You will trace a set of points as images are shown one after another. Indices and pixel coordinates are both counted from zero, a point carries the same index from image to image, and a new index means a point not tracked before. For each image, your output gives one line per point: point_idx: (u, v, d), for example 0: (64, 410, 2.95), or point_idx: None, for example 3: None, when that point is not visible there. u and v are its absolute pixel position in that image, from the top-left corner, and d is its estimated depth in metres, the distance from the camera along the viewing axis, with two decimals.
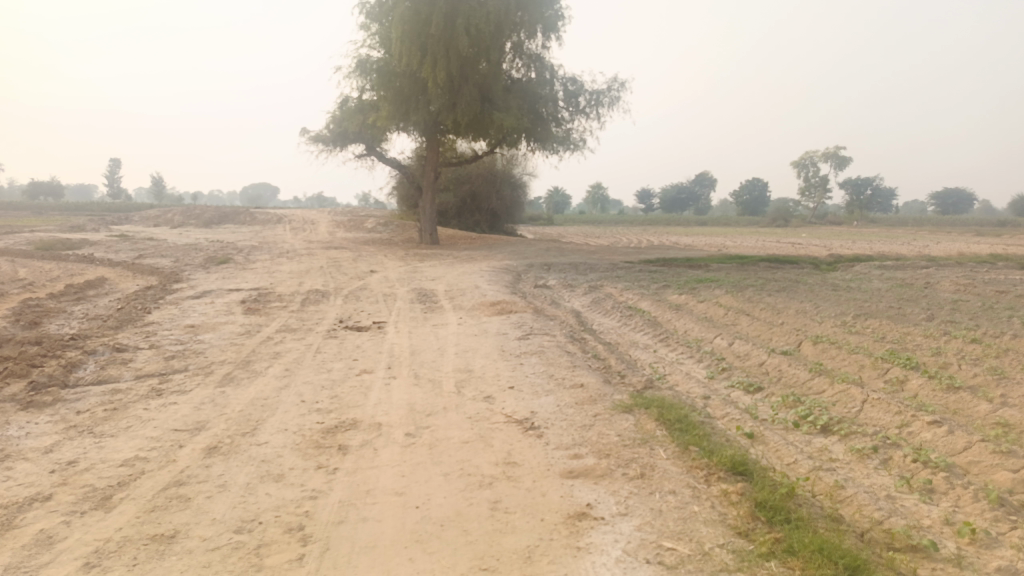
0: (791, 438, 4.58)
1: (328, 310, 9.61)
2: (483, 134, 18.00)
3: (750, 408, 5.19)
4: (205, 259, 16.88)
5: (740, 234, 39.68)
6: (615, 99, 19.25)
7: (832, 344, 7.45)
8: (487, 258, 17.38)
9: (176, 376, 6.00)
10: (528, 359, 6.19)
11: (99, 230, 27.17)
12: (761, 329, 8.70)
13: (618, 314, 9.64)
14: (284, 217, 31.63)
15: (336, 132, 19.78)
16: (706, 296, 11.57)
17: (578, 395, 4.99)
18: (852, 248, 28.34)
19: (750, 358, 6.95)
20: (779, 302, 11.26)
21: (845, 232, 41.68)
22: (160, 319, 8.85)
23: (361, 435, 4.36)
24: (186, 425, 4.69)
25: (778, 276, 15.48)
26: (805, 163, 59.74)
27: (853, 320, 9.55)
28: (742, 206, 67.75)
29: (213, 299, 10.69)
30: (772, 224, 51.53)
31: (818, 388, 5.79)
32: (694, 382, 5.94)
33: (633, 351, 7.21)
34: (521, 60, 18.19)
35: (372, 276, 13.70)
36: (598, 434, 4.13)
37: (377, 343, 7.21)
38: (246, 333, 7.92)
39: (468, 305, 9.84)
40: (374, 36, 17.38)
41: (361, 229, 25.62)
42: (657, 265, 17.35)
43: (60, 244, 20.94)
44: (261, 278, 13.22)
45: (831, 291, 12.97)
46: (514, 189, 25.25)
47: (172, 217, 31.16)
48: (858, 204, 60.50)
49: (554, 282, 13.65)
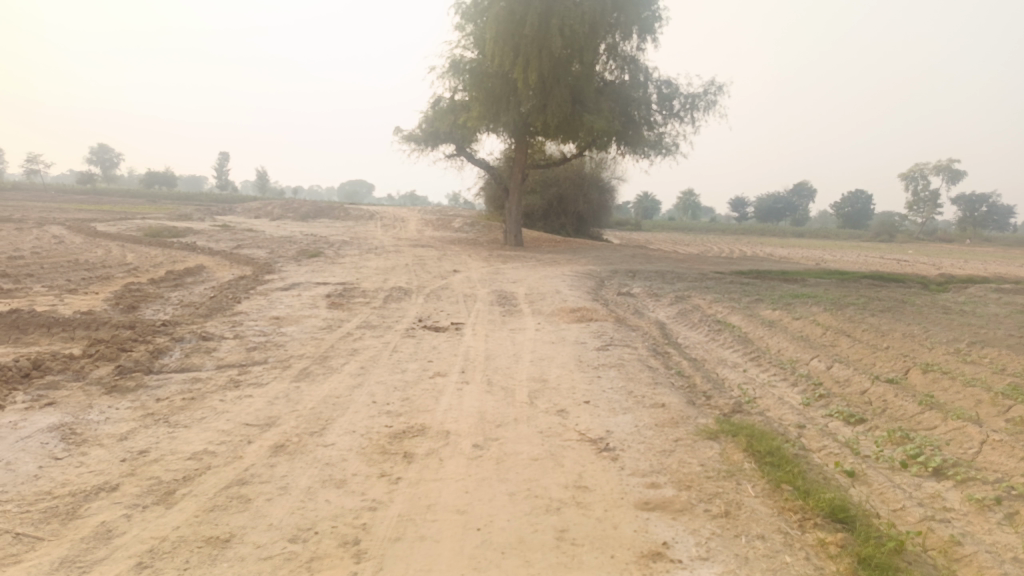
0: (898, 480, 4.12)
1: (409, 308, 9.61)
2: (573, 136, 17.74)
3: (850, 442, 4.72)
4: (298, 252, 17.38)
5: (839, 247, 37.82)
6: (712, 103, 18.58)
7: (945, 374, 6.80)
8: (572, 262, 17.12)
9: (255, 368, 6.05)
10: (607, 372, 5.90)
11: (204, 219, 28.56)
12: (863, 353, 8.08)
13: (706, 328, 9.19)
14: (376, 213, 32.35)
15: (428, 131, 20.00)
16: (801, 313, 10.93)
17: (658, 415, 4.67)
18: (965, 268, 26.47)
19: (850, 385, 6.42)
20: (883, 323, 10.50)
21: (956, 251, 39.08)
22: (247, 309, 9.06)
23: (428, 443, 4.20)
24: (257, 420, 4.68)
25: (881, 295, 14.54)
26: (915, 176, 56.54)
27: (967, 348, 8.76)
28: (843, 219, 64.71)
29: (300, 291, 10.91)
30: (875, 238, 48.95)
31: (929, 424, 5.23)
32: (786, 408, 5.50)
33: (721, 369, 6.80)
34: (615, 62, 17.82)
35: (455, 276, 13.69)
36: (678, 462, 3.81)
37: (454, 345, 7.09)
38: (327, 327, 7.98)
39: (549, 310, 9.62)
40: (469, 36, 17.42)
41: (448, 228, 25.85)
42: (750, 277, 16.62)
43: (167, 232, 22.08)
44: (348, 272, 13.44)
45: (941, 315, 12.02)
46: (602, 193, 24.87)
47: (272, 210, 32.42)
48: (973, 221, 56.63)
49: (639, 290, 13.26)
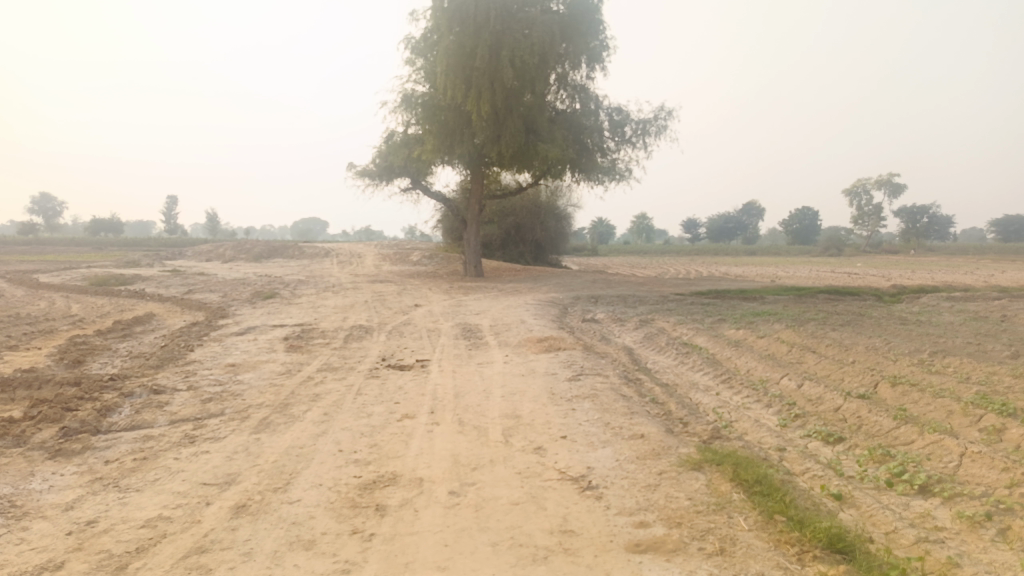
0: (886, 500, 4.03)
1: (372, 347, 9.34)
2: (528, 165, 17.78)
3: (832, 463, 4.64)
4: (253, 294, 16.92)
5: (792, 264, 38.62)
6: (663, 128, 18.85)
7: (913, 386, 6.82)
8: (533, 291, 17.04)
9: (212, 421, 5.72)
10: (581, 404, 5.75)
11: (153, 265, 27.78)
12: (830, 368, 8.10)
13: (674, 351, 9.13)
14: (331, 250, 31.91)
15: (382, 166, 19.84)
16: (765, 331, 10.98)
17: (638, 447, 4.52)
18: (913, 278, 27.22)
19: (823, 403, 6.37)
20: (845, 337, 10.60)
21: (901, 262, 40.33)
22: (202, 357, 8.68)
23: (401, 493, 3.97)
24: (215, 478, 4.38)
25: (839, 309, 14.77)
26: (857, 191, 58.37)
27: (929, 358, 8.86)
28: (793, 236, 66.31)
29: (257, 335, 10.55)
30: (824, 253, 50.19)
31: (906, 439, 5.19)
32: (764, 431, 5.41)
33: (694, 394, 6.71)
34: (565, 91, 17.98)
35: (417, 311, 13.46)
36: (665, 497, 3.66)
37: (421, 384, 6.86)
38: (287, 372, 7.67)
39: (515, 341, 9.45)
40: (419, 70, 17.41)
41: (406, 262, 25.58)
42: (711, 297, 16.74)
43: (114, 280, 21.35)
44: (306, 313, 13.10)
45: (898, 325, 12.22)
46: (559, 221, 24.96)
47: (224, 252, 31.72)
48: (915, 232, 58.51)
49: (603, 316, 13.21)
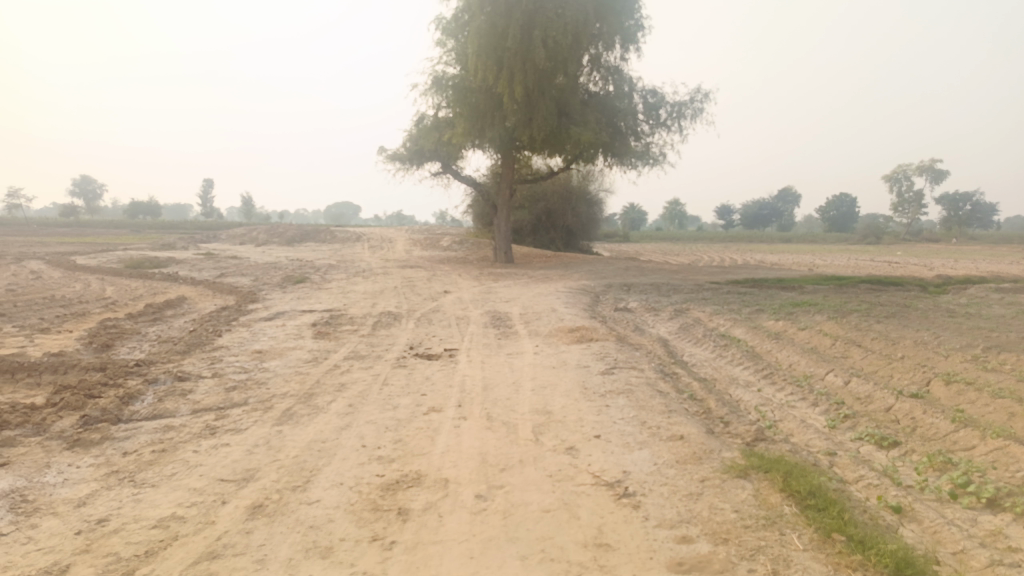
0: (951, 515, 3.69)
1: (399, 334, 9.15)
2: (560, 149, 17.43)
3: (888, 471, 4.31)
4: (283, 278, 16.88)
5: (829, 251, 37.69)
6: (699, 111, 18.33)
7: (969, 385, 6.41)
8: (564, 278, 16.74)
9: (234, 412, 5.57)
10: (615, 399, 5.47)
11: (187, 248, 28.02)
12: (877, 364, 7.70)
13: (711, 343, 8.78)
14: (362, 235, 31.90)
15: (413, 149, 19.64)
16: (806, 323, 10.54)
17: (678, 450, 4.23)
18: (957, 268, 26.37)
19: (872, 402, 6.01)
20: (891, 330, 10.13)
21: (943, 251, 39.08)
22: (228, 343, 8.56)
23: (425, 496, 3.75)
24: (233, 474, 4.20)
25: (882, 299, 14.22)
26: (899, 177, 56.79)
27: (983, 353, 8.38)
28: (829, 223, 64.89)
29: (284, 320, 10.43)
30: (862, 241, 48.98)
31: (967, 444, 4.82)
32: (812, 433, 5.07)
33: (734, 390, 6.38)
34: (598, 73, 17.54)
35: (446, 297, 13.26)
36: (709, 509, 3.38)
37: (448, 375, 6.64)
38: (312, 360, 7.50)
39: (546, 330, 9.18)
40: (450, 52, 17.10)
41: (436, 247, 25.40)
42: (747, 286, 16.27)
43: (149, 262, 21.51)
44: (335, 298, 12.97)
45: (947, 318, 11.67)
46: (590, 206, 24.57)
47: (257, 236, 31.90)
48: (958, 220, 56.77)
49: (636, 305, 12.87)
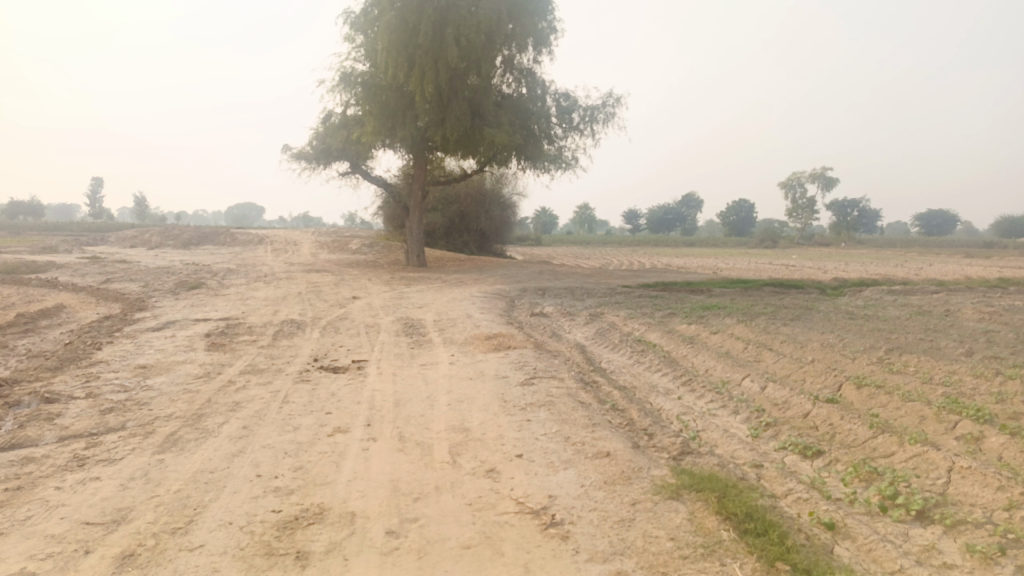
0: (884, 530, 3.58)
1: (303, 345, 8.56)
2: (472, 151, 17.09)
3: (816, 483, 4.19)
4: (177, 283, 15.78)
5: (730, 255, 39.03)
6: (611, 115, 18.40)
7: (880, 389, 6.48)
8: (479, 282, 16.44)
9: (109, 438, 4.92)
10: (536, 414, 5.16)
11: (71, 251, 25.97)
12: (790, 368, 7.73)
13: (628, 349, 8.62)
14: (266, 237, 30.53)
15: (320, 147, 18.84)
16: (718, 327, 10.59)
17: (606, 469, 3.95)
18: (849, 271, 27.74)
19: (791, 408, 5.95)
20: (798, 333, 10.31)
21: (834, 254, 41.27)
22: (109, 357, 7.75)
23: (329, 534, 3.32)
24: (101, 516, 3.63)
25: (786, 302, 14.61)
26: (793, 184, 59.66)
27: (887, 355, 8.60)
28: (730, 227, 67.52)
29: (176, 331, 9.60)
30: (760, 244, 51.13)
31: (887, 450, 4.78)
32: (737, 443, 4.93)
33: (654, 399, 6.20)
34: (511, 75, 17.32)
35: (355, 303, 12.66)
36: (644, 538, 3.11)
37: (357, 390, 6.16)
38: (204, 375, 6.84)
39: (460, 338, 8.80)
40: (359, 48, 16.47)
41: (345, 250, 24.55)
42: (658, 289, 16.44)
43: (25, 267, 19.72)
44: (234, 305, 12.14)
45: (848, 321, 12.04)
46: (504, 210, 24.35)
47: (150, 238, 29.98)
48: (846, 225, 60.10)
49: (551, 309, 12.69)
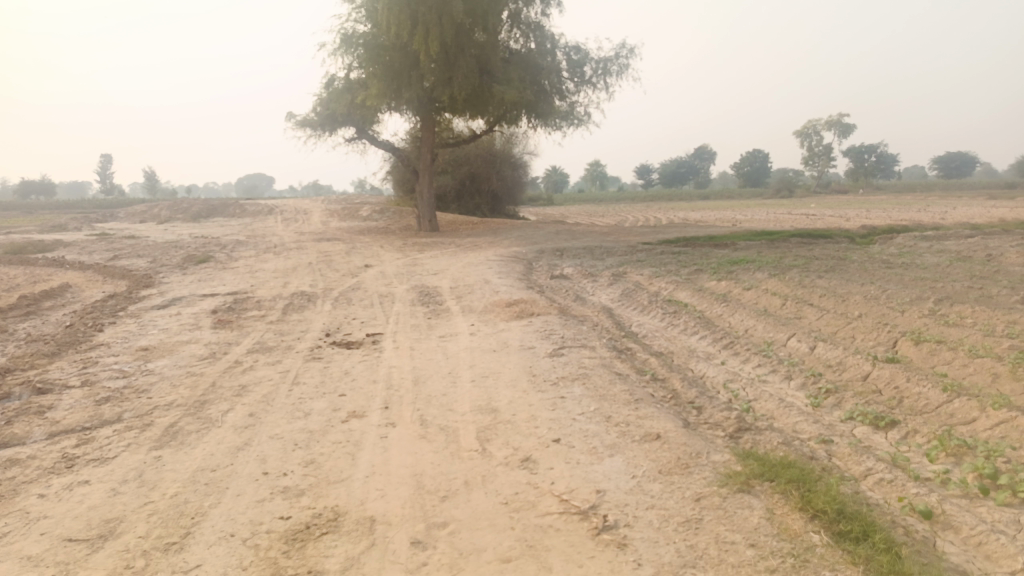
0: (992, 518, 3.05)
1: (314, 319, 8.08)
2: (482, 111, 16.38)
3: (898, 461, 3.66)
4: (185, 258, 15.35)
5: (747, 206, 38.06)
6: (624, 67, 17.56)
7: (942, 345, 5.89)
8: (493, 244, 15.89)
9: (104, 433, 4.47)
10: (570, 389, 4.65)
11: (81, 228, 25.61)
12: (835, 324, 7.15)
13: (659, 311, 8.05)
14: (275, 207, 30.00)
15: (324, 113, 18.17)
16: (750, 282, 9.98)
17: (659, 456, 3.45)
18: (874, 218, 26.81)
19: (848, 371, 5.41)
20: (836, 286, 9.68)
21: (853, 201, 40.15)
22: (110, 340, 7.29)
23: (346, 547, 2.85)
24: (88, 529, 3.18)
25: (816, 253, 13.93)
26: (808, 132, 58.14)
27: (937, 306, 7.97)
28: (744, 179, 66.15)
29: (181, 309, 9.14)
30: (776, 195, 50.05)
31: (967, 417, 4.22)
32: (797, 415, 4.40)
33: (695, 365, 5.68)
34: (518, 29, 16.52)
35: (367, 272, 12.16)
36: (717, 545, 2.63)
37: (371, 367, 5.68)
38: (209, 357, 6.37)
39: (480, 306, 8.27)
40: (359, 8, 15.66)
41: (355, 217, 24.00)
42: (680, 245, 15.80)
43: (32, 247, 19.32)
44: (242, 279, 11.67)
45: (886, 270, 11.38)
46: (515, 169, 23.63)
47: (159, 213, 29.55)
48: (864, 171, 58.63)
49: (571, 271, 12.11)
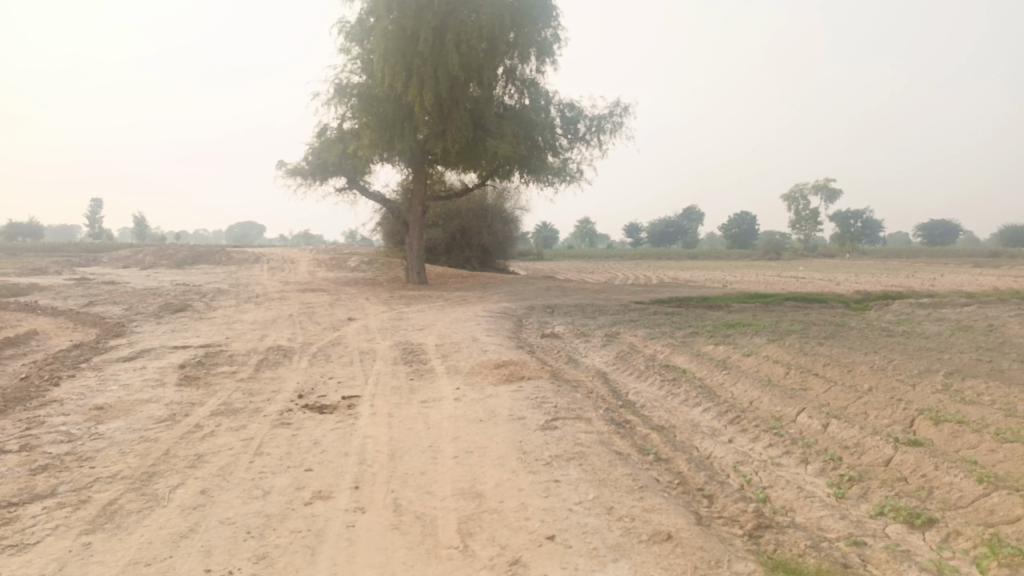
0: None
1: (289, 377, 7.54)
2: (474, 164, 16.16)
3: (945, 572, 3.16)
4: (162, 306, 14.80)
5: (736, 268, 37.93)
6: (618, 125, 17.47)
7: (965, 425, 5.41)
8: (482, 300, 15.45)
9: (31, 511, 3.89)
10: (566, 471, 4.14)
11: (61, 272, 24.99)
12: (845, 398, 6.67)
13: (658, 377, 7.56)
14: (262, 255, 29.53)
15: (315, 163, 17.92)
16: (749, 348, 9.53)
17: (671, 564, 2.97)
18: (866, 283, 26.61)
19: (867, 453, 4.91)
20: (839, 354, 9.24)
21: (841, 265, 40.14)
22: (65, 396, 6.72)
23: None
24: None
25: (813, 318, 13.54)
26: (795, 196, 58.80)
27: (949, 379, 7.52)
28: (732, 240, 66.54)
29: (148, 362, 8.58)
30: (764, 257, 50.20)
31: (1011, 515, 3.69)
32: (821, 509, 3.90)
33: (701, 442, 5.18)
34: (513, 85, 16.42)
35: (350, 326, 11.65)
36: None
37: (345, 437, 5.14)
38: (167, 419, 5.80)
39: (466, 367, 7.75)
40: (355, 59, 15.54)
41: (342, 268, 23.57)
42: (673, 306, 15.40)
43: (6, 289, 18.70)
44: (218, 330, 11.12)
45: (887, 339, 10.97)
46: (505, 225, 23.39)
47: (143, 258, 29.04)
48: (851, 236, 59.12)
49: (562, 330, 11.65)
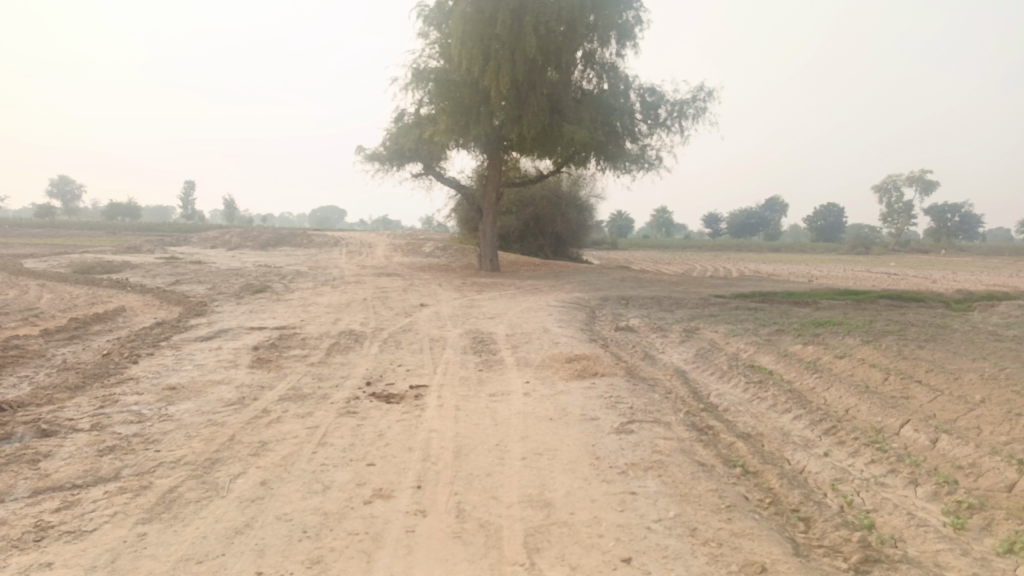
0: None
1: (358, 363, 7.43)
2: (550, 151, 15.81)
3: None
4: (242, 286, 15.11)
5: (821, 262, 36.23)
6: (702, 111, 16.74)
7: None
8: (555, 289, 15.12)
9: (93, 495, 3.82)
10: (643, 483, 3.79)
11: (153, 251, 26.03)
12: (953, 410, 6.02)
13: (741, 378, 7.06)
14: (341, 239, 30.01)
15: (393, 148, 17.93)
16: (841, 349, 8.87)
17: None
18: (966, 281, 24.87)
19: (987, 476, 4.35)
20: (943, 359, 8.47)
21: (936, 261, 37.82)
22: (141, 375, 6.78)
23: None
24: None
25: (910, 319, 12.60)
26: (888, 188, 55.76)
27: None
28: (816, 233, 63.86)
29: (224, 342, 8.65)
30: (851, 251, 47.91)
31: None
32: (937, 541, 3.44)
33: (793, 455, 4.73)
34: (593, 70, 15.93)
35: (422, 312, 11.53)
36: None
37: (410, 430, 4.93)
38: (236, 402, 5.74)
39: (537, 360, 7.45)
40: (433, 44, 15.40)
41: (417, 253, 23.66)
42: (756, 301, 14.66)
43: (100, 266, 19.54)
44: (293, 313, 11.19)
45: (996, 344, 10.03)
46: (580, 213, 22.95)
47: (229, 239, 29.99)
48: (947, 231, 55.73)
49: (638, 323, 11.20)
